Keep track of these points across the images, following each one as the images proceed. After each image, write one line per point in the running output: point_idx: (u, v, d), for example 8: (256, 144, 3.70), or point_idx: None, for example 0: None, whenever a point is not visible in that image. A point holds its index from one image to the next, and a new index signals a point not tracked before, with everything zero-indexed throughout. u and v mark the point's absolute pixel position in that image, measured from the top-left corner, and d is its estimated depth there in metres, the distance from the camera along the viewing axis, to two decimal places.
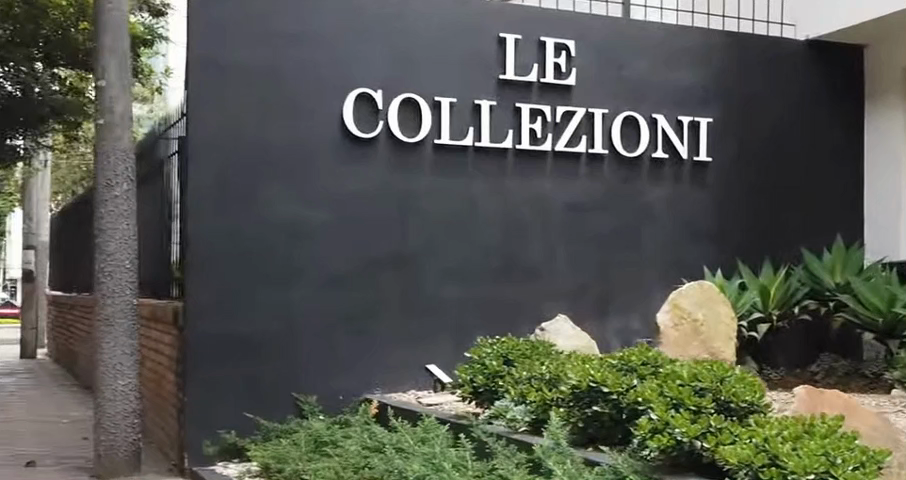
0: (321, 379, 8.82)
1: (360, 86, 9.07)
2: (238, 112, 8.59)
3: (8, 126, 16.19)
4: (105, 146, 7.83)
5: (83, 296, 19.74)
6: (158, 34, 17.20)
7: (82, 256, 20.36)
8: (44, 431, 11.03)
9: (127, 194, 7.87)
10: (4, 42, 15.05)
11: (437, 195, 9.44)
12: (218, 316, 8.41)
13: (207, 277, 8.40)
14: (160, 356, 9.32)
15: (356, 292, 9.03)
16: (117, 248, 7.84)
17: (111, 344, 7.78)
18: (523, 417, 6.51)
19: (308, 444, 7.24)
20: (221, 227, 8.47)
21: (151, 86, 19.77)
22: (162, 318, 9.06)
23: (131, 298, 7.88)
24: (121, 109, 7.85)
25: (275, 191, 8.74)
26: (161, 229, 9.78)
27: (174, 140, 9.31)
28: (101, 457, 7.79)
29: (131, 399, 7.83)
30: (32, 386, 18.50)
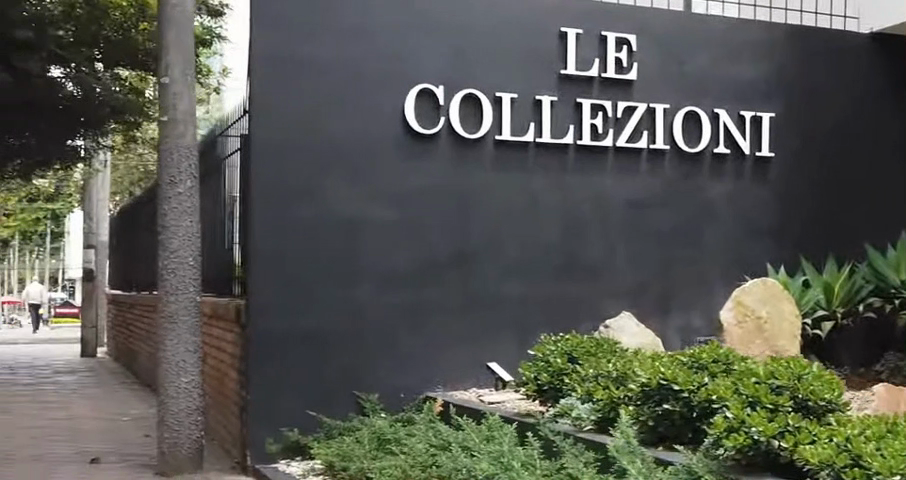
0: (381, 376, 8.78)
1: (421, 83, 9.02)
2: (299, 108, 8.57)
3: (72, 126, 16.60)
4: (169, 143, 7.85)
5: (143, 295, 19.93)
6: (216, 34, 17.42)
7: (141, 256, 20.56)
8: (107, 429, 11.10)
9: (190, 191, 7.88)
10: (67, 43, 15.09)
11: (497, 191, 9.36)
12: (280, 313, 8.40)
13: (269, 275, 8.39)
14: (222, 354, 9.34)
15: (415, 290, 8.96)
16: (181, 245, 7.85)
17: (174, 341, 7.79)
18: (588, 416, 6.40)
19: (371, 442, 7.22)
20: (284, 225, 8.46)
21: (210, 87, 19.99)
22: (224, 316, 9.07)
23: (195, 295, 7.89)
24: (184, 106, 7.86)
25: (336, 189, 8.70)
26: (222, 226, 9.81)
27: (235, 138, 9.33)
28: (164, 454, 7.80)
29: (194, 396, 7.84)
30: (93, 384, 18.69)
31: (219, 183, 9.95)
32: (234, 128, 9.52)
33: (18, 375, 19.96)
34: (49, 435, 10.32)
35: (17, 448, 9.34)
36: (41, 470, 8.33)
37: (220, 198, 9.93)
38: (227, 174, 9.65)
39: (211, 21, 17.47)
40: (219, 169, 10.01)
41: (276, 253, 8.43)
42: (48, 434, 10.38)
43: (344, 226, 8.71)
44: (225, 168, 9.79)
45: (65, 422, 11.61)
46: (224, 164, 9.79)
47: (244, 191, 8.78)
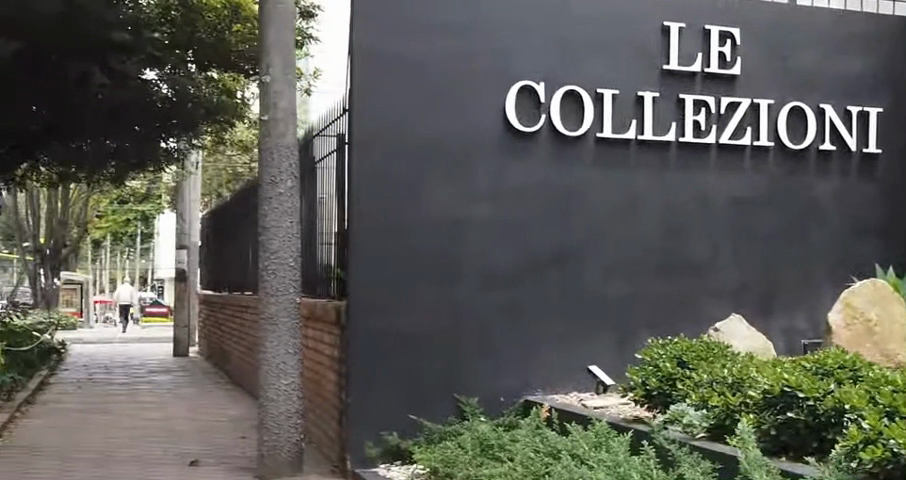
0: (480, 379, 8.60)
1: (522, 79, 8.83)
2: (398, 106, 8.44)
3: (165, 129, 16.84)
4: (269, 143, 7.77)
5: (234, 295, 20.09)
6: (308, 37, 17.36)
7: (232, 256, 20.75)
8: (203, 430, 11.11)
9: (291, 191, 7.80)
10: (163, 44, 15.50)
11: (597, 190, 9.14)
12: (378, 315, 8.28)
13: (369, 275, 8.28)
14: (320, 356, 9.26)
15: (514, 291, 8.77)
16: (281, 245, 7.77)
17: (274, 343, 7.72)
18: (700, 422, 6.13)
19: (474, 447, 7.06)
20: (385, 225, 8.35)
21: (301, 88, 20.09)
22: (323, 317, 9.00)
23: (294, 296, 7.80)
24: (285, 104, 7.78)
25: (436, 187, 8.55)
26: (318, 226, 9.72)
27: (334, 137, 9.25)
28: (264, 457, 7.74)
29: (294, 399, 7.75)
30: (187, 383, 18.85)
31: (316, 183, 9.86)
32: (331, 127, 9.42)
33: (113, 374, 20.21)
34: (146, 436, 10.33)
35: (115, 449, 9.36)
36: (141, 471, 8.31)
37: (316, 197, 9.84)
38: (324, 174, 9.56)
39: (307, 23, 17.52)
40: (315, 169, 9.92)
41: (376, 253, 8.32)
42: (144, 435, 10.40)
43: (444, 226, 8.56)
44: (321, 167, 9.70)
45: (161, 422, 11.64)
46: (321, 163, 9.70)
47: (344, 190, 8.69)
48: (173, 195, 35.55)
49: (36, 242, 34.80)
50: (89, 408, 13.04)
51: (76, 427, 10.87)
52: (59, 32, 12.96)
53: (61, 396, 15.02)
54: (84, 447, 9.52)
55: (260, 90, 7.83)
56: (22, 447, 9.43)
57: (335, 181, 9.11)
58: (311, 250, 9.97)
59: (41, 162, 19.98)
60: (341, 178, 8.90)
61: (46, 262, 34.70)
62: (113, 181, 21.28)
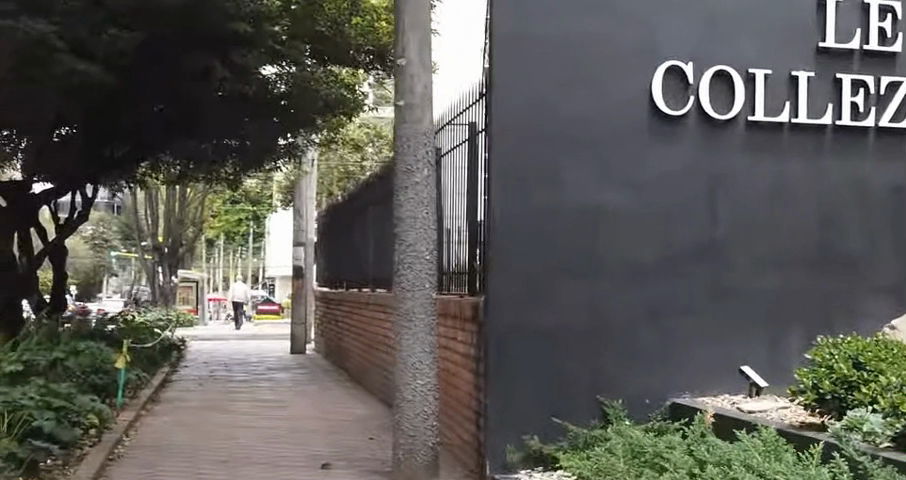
0: (627, 378, 8.03)
1: (670, 59, 8.21)
2: (538, 89, 7.94)
3: (286, 126, 16.68)
4: (404, 130, 7.35)
5: (351, 292, 19.87)
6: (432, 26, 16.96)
7: (349, 254, 20.56)
8: (331, 431, 10.76)
9: (427, 179, 7.37)
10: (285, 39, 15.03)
11: (747, 175, 8.40)
12: (518, 311, 7.79)
13: (508, 268, 7.80)
14: (453, 353, 8.83)
15: (663, 283, 8.15)
16: (417, 237, 7.36)
17: (410, 340, 7.31)
18: (884, 431, 5.57)
19: (626, 454, 6.54)
20: (525, 217, 7.86)
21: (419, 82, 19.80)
22: (459, 313, 8.56)
23: (429, 291, 7.37)
24: (421, 88, 7.34)
25: (580, 175, 8.01)
26: (453, 216, 9.24)
27: (469, 122, 8.80)
28: (400, 461, 7.35)
29: (430, 400, 7.34)
30: (307, 381, 18.67)
31: (450, 172, 9.38)
32: (465, 112, 8.94)
33: (233, 371, 20.15)
34: (271, 438, 10.00)
35: (242, 451, 9.05)
36: (269, 474, 7.97)
37: (451, 188, 9.35)
38: (459, 162, 9.06)
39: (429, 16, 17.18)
40: (449, 157, 9.44)
41: (517, 244, 7.83)
42: (269, 437, 10.07)
43: (588, 216, 8.00)
44: (453, 154, 9.29)
45: (287, 422, 11.34)
46: (455, 152, 9.22)
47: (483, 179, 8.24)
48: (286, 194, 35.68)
49: (154, 240, 35.37)
50: (212, 406, 12.84)
51: (202, 426, 10.65)
52: (178, 24, 12.81)
53: (182, 394, 14.90)
54: (210, 447, 9.26)
55: (395, 74, 7.42)
56: (149, 446, 9.19)
57: (471, 170, 8.64)
58: (443, 242, 9.49)
59: (162, 161, 20.12)
60: (479, 166, 8.43)
61: (164, 260, 35.26)
62: (231, 180, 21.31)
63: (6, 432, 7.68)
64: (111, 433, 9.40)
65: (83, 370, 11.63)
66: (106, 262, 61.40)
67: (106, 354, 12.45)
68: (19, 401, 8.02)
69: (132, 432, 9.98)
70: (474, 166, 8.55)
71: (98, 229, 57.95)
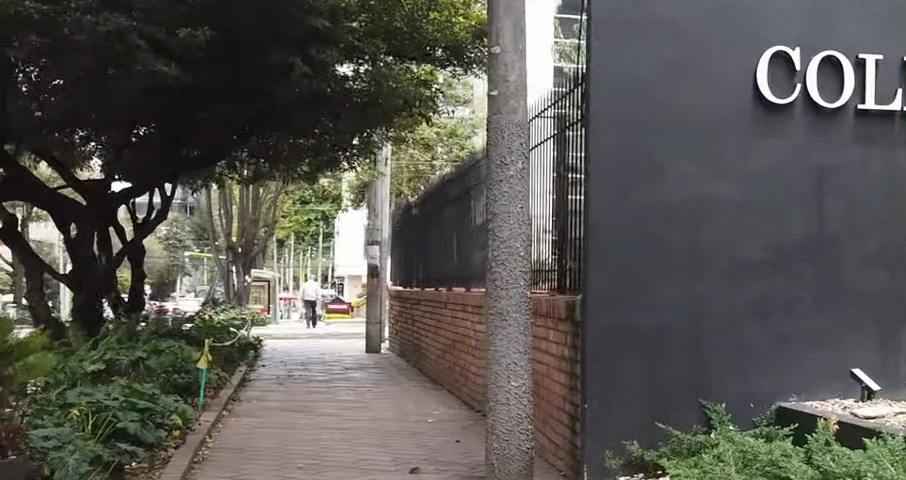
0: (731, 380, 7.58)
1: (777, 44, 7.70)
2: (638, 76, 7.54)
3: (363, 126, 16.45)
4: (498, 121, 7.01)
5: (428, 291, 19.65)
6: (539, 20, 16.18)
7: (426, 252, 20.34)
8: (415, 433, 10.49)
9: (522, 173, 7.03)
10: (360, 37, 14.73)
11: (857, 167, 7.87)
12: (618, 310, 7.41)
13: (605, 265, 7.43)
14: (546, 354, 8.51)
15: (770, 281, 7.70)
16: (512, 233, 7.02)
17: (504, 340, 6.98)
18: None
19: (736, 462, 6.19)
20: (624, 211, 7.48)
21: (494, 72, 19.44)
22: (553, 312, 8.21)
23: (525, 289, 7.03)
24: (516, 77, 7.00)
25: (682, 166, 7.59)
26: (546, 211, 8.88)
27: (564, 111, 8.45)
28: (493, 465, 7.04)
29: (524, 403, 7.01)
30: (385, 380, 18.49)
31: (542, 164, 9.02)
32: (559, 102, 8.58)
33: (311, 371, 20.06)
34: (354, 440, 9.77)
35: (326, 454, 8.83)
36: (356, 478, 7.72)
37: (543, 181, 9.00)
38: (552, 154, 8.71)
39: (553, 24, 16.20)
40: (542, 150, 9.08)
41: (616, 239, 7.46)
42: (353, 439, 9.84)
43: (690, 210, 7.59)
44: (547, 144, 8.95)
45: (369, 424, 11.10)
46: (548, 144, 8.87)
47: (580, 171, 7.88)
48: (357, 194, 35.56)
49: (228, 240, 35.50)
50: (293, 407, 12.66)
51: (284, 427, 10.46)
52: (258, 21, 12.68)
53: (262, 394, 14.79)
54: (294, 448, 9.06)
55: (488, 62, 7.08)
56: (232, 448, 9.03)
57: (568, 162, 8.28)
58: (535, 237, 9.14)
59: (238, 160, 20.07)
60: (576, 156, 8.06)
61: (238, 260, 35.44)
62: (307, 178, 21.19)
63: (90, 434, 7.61)
64: (195, 434, 9.23)
65: (164, 370, 11.52)
66: (180, 261, 61.99)
67: (187, 353, 12.35)
68: (104, 402, 7.89)
69: (214, 433, 9.82)
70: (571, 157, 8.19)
71: (172, 229, 58.84)
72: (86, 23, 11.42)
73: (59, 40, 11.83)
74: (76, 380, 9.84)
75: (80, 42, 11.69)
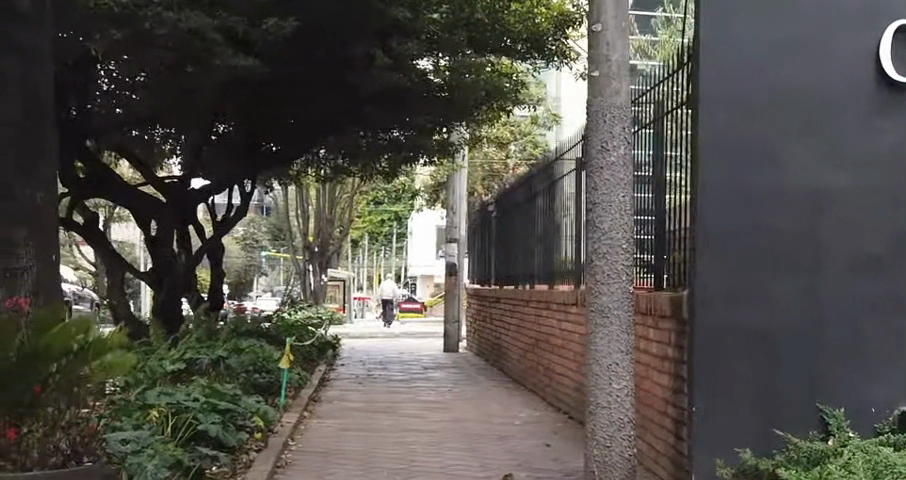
0: (850, 384, 6.97)
1: (901, 17, 7.04)
2: (749, 53, 7.03)
3: (442, 116, 16.06)
4: (598, 103, 6.54)
5: (509, 289, 19.18)
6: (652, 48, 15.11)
7: (507, 249, 19.87)
8: (504, 437, 10.04)
9: (625, 158, 6.54)
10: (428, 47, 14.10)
11: None
12: (728, 306, 6.88)
13: (714, 257, 6.92)
14: (646, 355, 8.00)
15: (893, 276, 7.05)
16: (614, 224, 6.52)
17: (605, 340, 6.47)
18: None
19: (866, 473, 5.66)
20: (734, 199, 6.95)
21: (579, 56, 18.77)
22: (655, 310, 7.69)
23: (628, 284, 6.52)
24: (618, 56, 6.50)
25: (796, 151, 7.02)
26: (655, 201, 8.38)
27: (677, 94, 7.96)
28: (594, 474, 6.55)
29: (627, 408, 6.50)
30: (465, 381, 18.08)
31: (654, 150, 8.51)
32: (673, 85, 8.11)
33: (390, 370, 19.72)
34: (440, 444, 9.33)
35: (414, 459, 8.40)
36: None
37: (654, 171, 8.50)
38: (666, 142, 8.20)
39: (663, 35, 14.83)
40: (653, 139, 8.57)
41: (724, 230, 6.93)
42: (440, 443, 9.40)
43: (805, 198, 7.02)
44: (660, 127, 8.47)
45: (455, 427, 10.68)
46: (660, 131, 8.37)
47: (689, 157, 7.37)
48: (431, 192, 35.21)
49: (304, 239, 35.35)
50: (374, 408, 12.27)
51: (368, 430, 10.10)
52: (338, 13, 12.32)
53: (342, 394, 14.46)
54: (381, 453, 8.69)
55: (588, 41, 6.61)
56: (317, 452, 8.64)
57: (679, 147, 7.78)
58: (644, 228, 8.65)
59: (317, 157, 19.82)
60: (687, 141, 7.56)
61: (314, 260, 35.34)
62: (385, 175, 20.89)
63: (169, 436, 7.33)
64: (277, 437, 8.94)
65: (245, 370, 11.21)
66: (256, 261, 62.21)
67: (269, 352, 12.09)
68: (184, 403, 7.65)
69: (297, 436, 9.46)
70: (682, 143, 7.72)
71: (250, 229, 59.44)
72: (167, 19, 11.21)
73: (140, 34, 11.52)
74: (156, 379, 9.73)
75: (160, 36, 11.44)
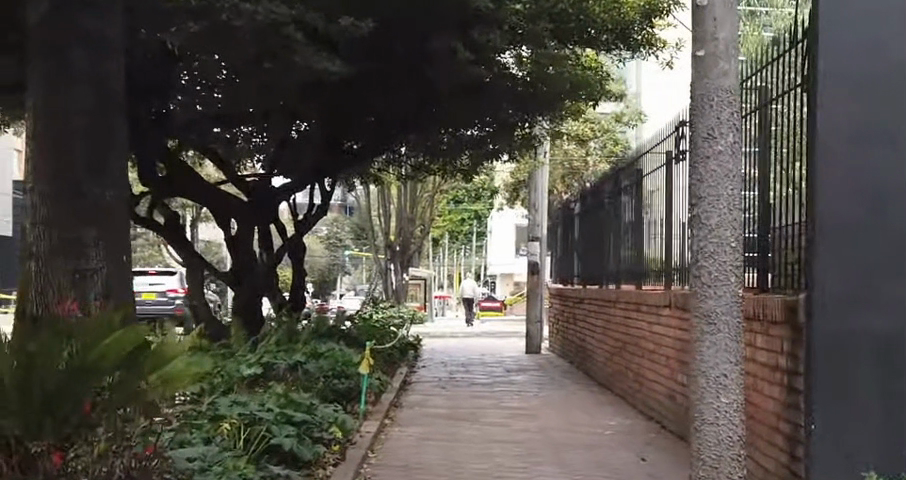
0: None
1: None
2: (873, 31, 6.30)
3: (525, 110, 15.50)
4: (704, 87, 5.72)
5: (594, 289, 18.54)
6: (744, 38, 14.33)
7: (591, 248, 19.21)
8: (594, 449, 9.43)
9: (734, 147, 5.71)
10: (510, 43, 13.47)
11: None
12: (850, 311, 6.18)
13: (833, 257, 6.21)
14: (755, 364, 7.34)
15: None
16: (722, 220, 5.68)
17: (712, 349, 5.64)
18: None
19: None
20: (856, 190, 6.24)
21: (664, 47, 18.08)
22: (767, 316, 6.97)
23: (739, 288, 5.68)
24: (726, 33, 5.70)
25: None
26: (766, 195, 7.64)
27: (788, 78, 7.27)
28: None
29: (737, 424, 5.70)
30: (549, 384, 17.49)
31: (762, 139, 7.79)
32: (782, 68, 7.40)
33: (472, 373, 19.21)
34: (528, 457, 8.76)
35: (502, 475, 7.85)
36: None
37: (760, 164, 7.83)
38: (774, 130, 7.52)
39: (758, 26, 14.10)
40: (761, 127, 7.86)
41: (844, 226, 6.22)
42: (527, 456, 8.84)
43: None
44: (765, 113, 7.80)
45: (542, 436, 10.11)
46: (768, 118, 7.70)
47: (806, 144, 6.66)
48: (511, 191, 34.66)
49: (386, 238, 35.05)
50: (457, 415, 11.76)
51: (452, 441, 9.56)
52: (418, 4, 11.80)
53: (424, 398, 13.96)
54: (465, 468, 8.14)
55: (693, 18, 5.80)
56: (398, 466, 8.14)
57: (793, 135, 7.10)
58: (751, 223, 7.93)
59: (398, 156, 19.36)
60: (803, 127, 6.85)
61: (396, 258, 35.04)
62: (465, 173, 20.36)
63: (242, 449, 6.89)
64: (356, 449, 8.47)
65: (323, 375, 10.77)
66: (340, 261, 62.27)
67: (348, 356, 11.62)
68: (257, 414, 7.26)
69: (378, 448, 8.96)
70: (796, 132, 7.03)
71: (333, 229, 59.82)
72: (245, 10, 10.64)
73: (217, 26, 10.89)
74: (232, 385, 9.54)
75: (239, 30, 10.87)
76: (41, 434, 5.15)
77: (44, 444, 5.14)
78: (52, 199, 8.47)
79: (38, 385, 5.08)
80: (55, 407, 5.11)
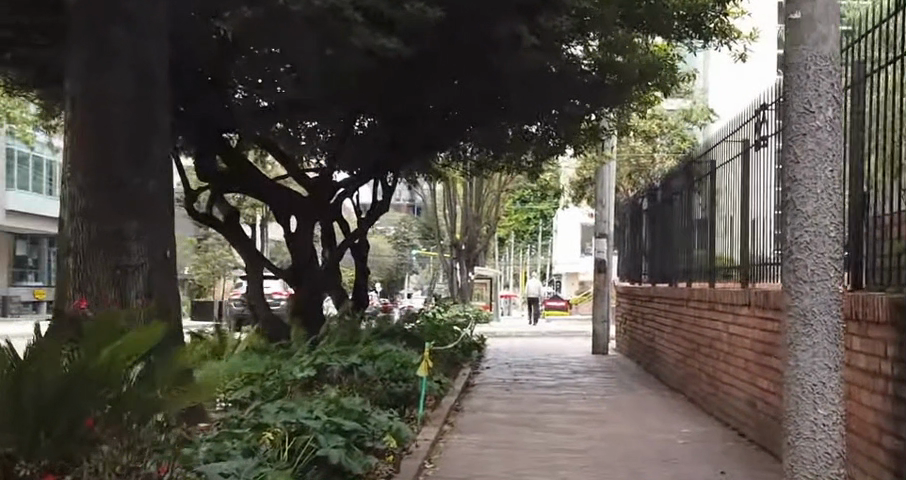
0: None
1: None
2: None
3: (593, 101, 14.77)
4: (799, 55, 4.82)
5: (664, 288, 17.72)
6: None
7: (662, 245, 18.38)
8: (671, 460, 8.69)
9: (835, 123, 4.77)
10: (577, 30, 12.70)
11: None
12: None
13: None
14: (868, 374, 6.34)
15: None
16: (820, 208, 4.73)
17: (808, 355, 4.67)
18: None
19: None
20: None
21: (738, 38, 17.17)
22: (882, 321, 5.97)
23: (839, 285, 4.72)
24: None
25: None
26: (867, 181, 6.79)
27: (896, 48, 6.37)
28: None
29: (837, 440, 4.70)
30: (617, 387, 16.73)
31: (860, 121, 6.97)
32: (888, 38, 6.51)
33: (537, 374, 18.52)
34: (598, 469, 8.08)
35: None
36: None
37: (857, 146, 6.98)
38: (882, 107, 6.60)
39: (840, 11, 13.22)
40: (859, 108, 7.01)
41: None
42: (597, 468, 8.14)
43: None
44: (865, 89, 6.96)
45: (612, 446, 9.40)
46: (868, 96, 6.86)
47: None
48: (577, 189, 33.85)
49: (451, 237, 34.41)
50: (521, 420, 11.10)
51: (516, 449, 8.91)
52: None
53: (488, 402, 13.33)
54: None
55: None
56: None
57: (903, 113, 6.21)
58: (849, 215, 7.09)
59: (462, 151, 18.71)
60: None
61: (461, 256, 34.33)
62: (531, 170, 19.67)
63: (286, 461, 6.36)
64: (414, 459, 8.00)
65: (381, 378, 10.19)
66: (406, 260, 61.81)
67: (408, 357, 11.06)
68: (304, 422, 6.72)
69: (435, 459, 8.36)
70: None
71: (400, 229, 59.47)
72: None
73: (272, 11, 10.35)
74: (285, 388, 9.12)
75: (294, 14, 10.28)
76: (31, 451, 4.73)
77: (33, 467, 4.65)
78: (91, 189, 7.97)
79: (29, 394, 4.80)
80: (50, 419, 4.75)
